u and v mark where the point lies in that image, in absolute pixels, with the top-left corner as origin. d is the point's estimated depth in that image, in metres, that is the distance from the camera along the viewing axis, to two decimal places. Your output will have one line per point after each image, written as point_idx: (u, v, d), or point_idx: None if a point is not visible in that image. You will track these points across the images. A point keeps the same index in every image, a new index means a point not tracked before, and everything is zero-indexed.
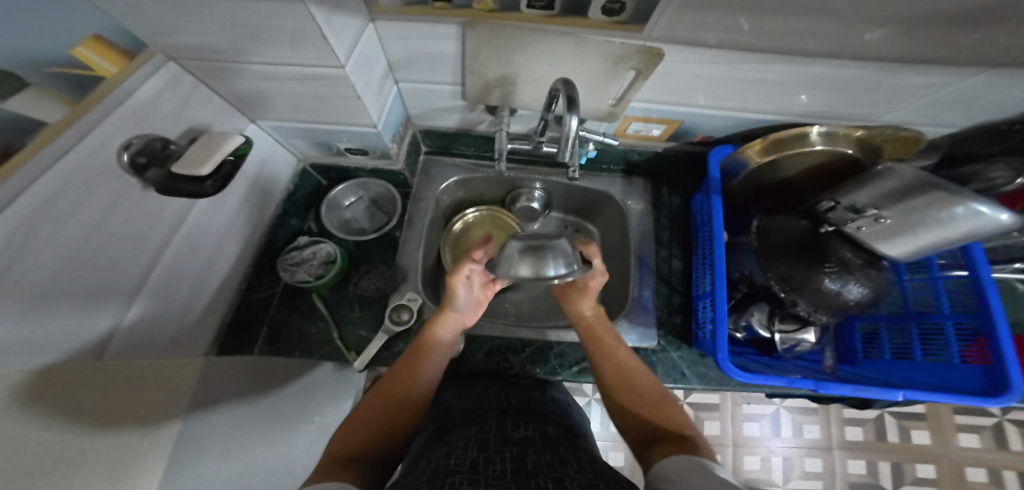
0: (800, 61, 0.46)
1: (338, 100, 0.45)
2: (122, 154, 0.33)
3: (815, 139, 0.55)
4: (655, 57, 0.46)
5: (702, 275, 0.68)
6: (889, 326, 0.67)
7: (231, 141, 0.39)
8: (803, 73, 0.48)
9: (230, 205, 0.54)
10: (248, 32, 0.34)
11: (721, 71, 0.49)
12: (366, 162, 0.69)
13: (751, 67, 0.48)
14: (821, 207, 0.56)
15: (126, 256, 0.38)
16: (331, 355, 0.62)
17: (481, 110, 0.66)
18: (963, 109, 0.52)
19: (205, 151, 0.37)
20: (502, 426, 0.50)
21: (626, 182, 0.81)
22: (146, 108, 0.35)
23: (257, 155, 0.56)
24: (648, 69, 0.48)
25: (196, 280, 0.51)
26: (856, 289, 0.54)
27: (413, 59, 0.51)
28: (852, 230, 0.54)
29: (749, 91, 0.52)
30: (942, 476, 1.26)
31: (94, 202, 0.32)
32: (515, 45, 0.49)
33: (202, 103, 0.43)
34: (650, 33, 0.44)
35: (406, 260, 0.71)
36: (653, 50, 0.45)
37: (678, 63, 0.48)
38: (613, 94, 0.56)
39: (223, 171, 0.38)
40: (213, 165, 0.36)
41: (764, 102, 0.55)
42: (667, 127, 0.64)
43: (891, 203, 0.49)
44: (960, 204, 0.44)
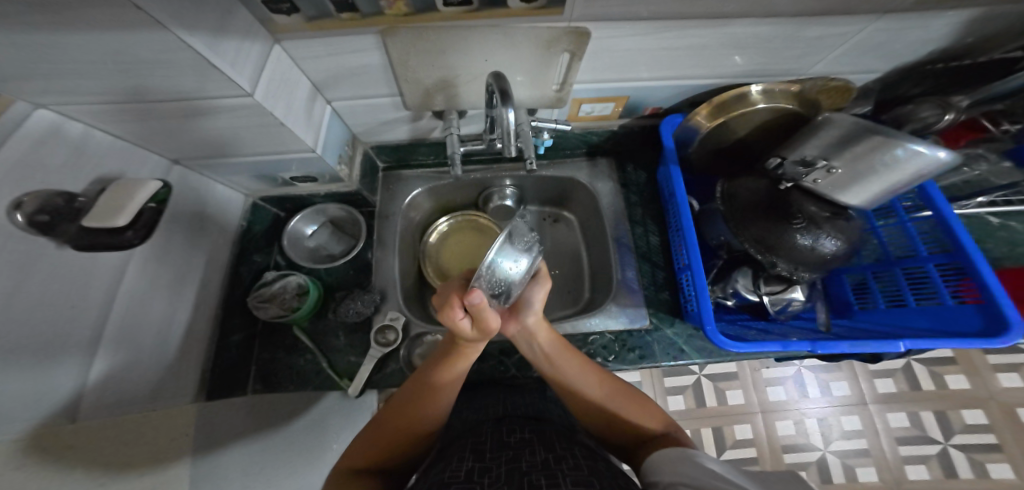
0: (717, 22, 0.44)
1: (264, 129, 0.44)
2: (14, 215, 0.31)
3: (757, 98, 0.54)
4: (583, 37, 0.45)
5: (679, 247, 0.67)
6: (876, 275, 0.66)
7: (147, 187, 0.38)
8: (723, 34, 0.47)
9: (177, 252, 0.52)
10: (148, 73, 0.33)
11: (649, 42, 0.47)
12: (318, 188, 0.67)
13: (675, 34, 0.46)
14: (771, 166, 0.56)
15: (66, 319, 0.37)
16: (323, 384, 0.61)
17: (429, 117, 0.65)
18: (902, 42, 0.51)
19: (118, 201, 0.36)
20: (497, 434, 0.48)
21: (591, 165, 0.79)
22: (30, 161, 0.34)
23: (195, 198, 0.55)
24: (580, 49, 0.47)
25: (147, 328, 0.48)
26: (830, 241, 0.52)
27: (337, 77, 0.50)
28: (811, 184, 0.53)
29: (684, 57, 0.51)
30: (994, 421, 1.23)
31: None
32: (438, 48, 0.47)
33: (101, 154, 0.41)
34: (571, 14, 0.42)
35: (382, 279, 0.70)
36: (579, 29, 0.44)
37: (606, 39, 0.46)
38: (555, 79, 0.54)
39: (144, 218, 0.37)
40: (130, 213, 0.35)
41: (700, 67, 0.54)
42: (616, 104, 0.63)
43: (838, 152, 0.50)
44: (899, 146, 0.44)
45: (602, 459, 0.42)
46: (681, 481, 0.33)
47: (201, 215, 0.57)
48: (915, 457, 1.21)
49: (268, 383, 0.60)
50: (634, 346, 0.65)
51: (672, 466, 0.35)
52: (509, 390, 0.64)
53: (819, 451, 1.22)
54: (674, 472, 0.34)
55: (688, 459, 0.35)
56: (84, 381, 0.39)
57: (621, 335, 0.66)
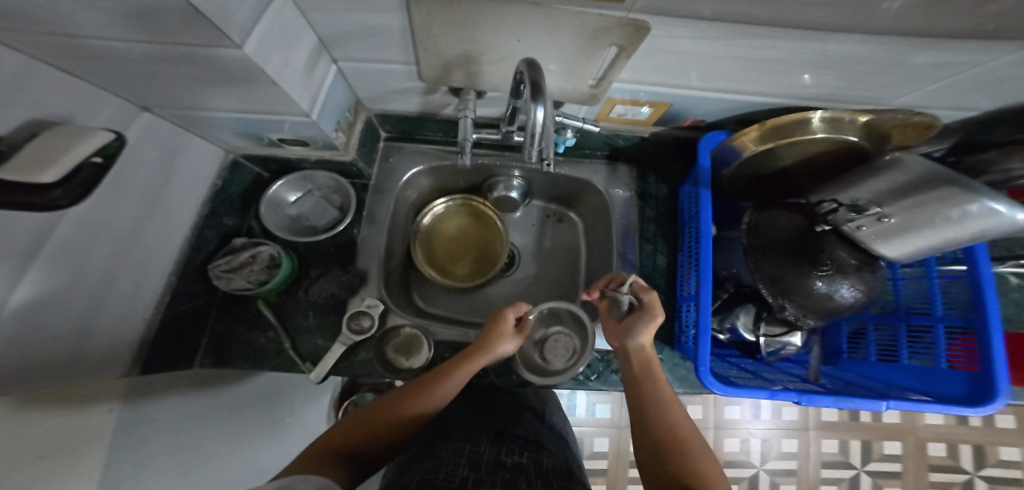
0: (807, 34, 0.38)
1: (254, 87, 0.38)
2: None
3: (818, 126, 0.47)
4: (640, 32, 0.38)
5: (687, 275, 0.64)
6: (878, 325, 0.65)
7: (95, 139, 0.30)
8: (812, 49, 0.41)
9: (139, 209, 0.45)
10: (120, 6, 0.26)
11: (716, 48, 0.41)
12: (309, 153, 0.60)
13: (750, 43, 0.40)
14: (821, 209, 0.51)
15: (2, 289, 0.31)
16: (282, 365, 0.57)
17: (443, 92, 0.59)
18: (994, 88, 0.46)
19: (47, 153, 0.27)
20: (497, 449, 0.43)
21: (610, 169, 0.74)
22: None
23: (164, 148, 0.48)
24: (632, 46, 0.40)
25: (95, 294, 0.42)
26: (848, 291, 0.51)
27: (347, 35, 0.43)
28: (851, 229, 0.50)
29: (746, 70, 0.46)
30: (905, 452, 1.29)
31: None
32: (472, 19, 0.41)
33: (61, 94, 0.35)
34: (633, 3, 0.34)
35: (366, 259, 0.65)
36: (637, 22, 0.36)
37: (666, 38, 0.40)
38: (593, 73, 0.47)
39: (82, 177, 0.28)
40: (61, 169, 0.26)
41: (764, 83, 0.49)
42: (654, 110, 0.57)
43: (894, 199, 0.45)
44: (975, 201, 0.39)
45: None
46: None
47: (169, 169, 0.49)
48: (832, 478, 1.29)
49: (220, 357, 0.57)
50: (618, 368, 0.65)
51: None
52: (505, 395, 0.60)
53: (753, 469, 1.28)
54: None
55: None
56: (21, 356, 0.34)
57: (606, 355, 0.66)
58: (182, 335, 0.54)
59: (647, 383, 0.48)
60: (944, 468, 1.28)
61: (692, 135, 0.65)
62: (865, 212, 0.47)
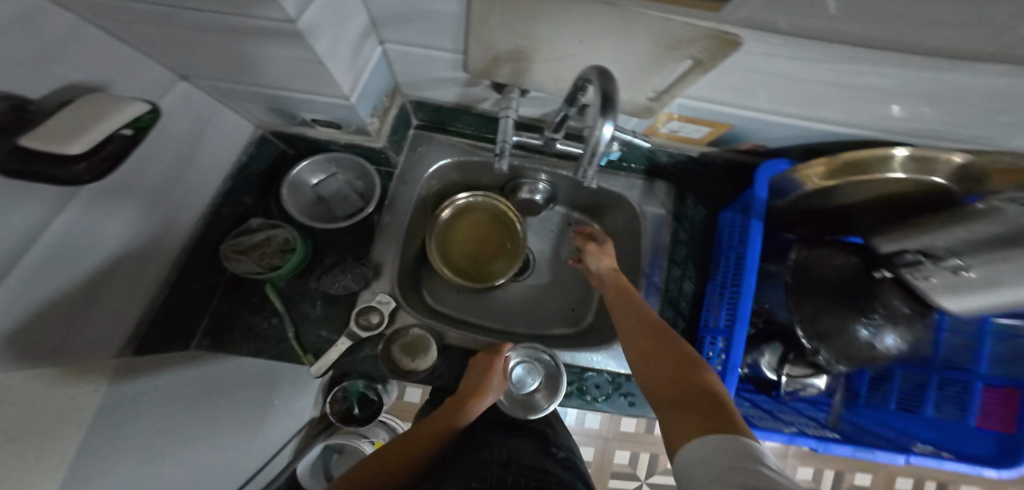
0: (918, 73, 0.34)
1: (297, 64, 0.35)
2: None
3: (899, 165, 0.43)
4: (727, 47, 0.31)
5: (715, 307, 0.61)
6: (904, 373, 0.60)
7: (126, 110, 0.27)
8: (925, 78, 0.34)
9: (160, 181, 0.42)
10: None
11: (814, 70, 0.35)
12: (340, 135, 0.58)
13: (854, 67, 0.34)
14: (903, 259, 0.48)
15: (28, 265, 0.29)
16: (284, 354, 0.55)
17: (485, 86, 0.56)
18: None
19: (79, 122, 0.24)
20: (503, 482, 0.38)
21: (646, 186, 0.70)
22: (37, 58, 0.26)
23: (192, 117, 0.45)
24: (712, 61, 0.34)
25: (113, 269, 0.40)
26: (893, 341, 0.49)
27: (401, 17, 0.40)
28: (915, 278, 0.48)
29: (831, 98, 0.41)
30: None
31: None
32: (536, 13, 0.37)
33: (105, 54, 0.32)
34: (729, 15, 0.30)
35: (382, 252, 0.62)
36: (728, 36, 0.31)
37: (754, 56, 0.35)
38: (655, 85, 0.43)
39: (110, 149, 0.26)
40: (92, 142, 0.24)
41: (845, 110, 0.43)
42: (712, 130, 0.53)
43: (973, 251, 0.41)
44: None
45: None
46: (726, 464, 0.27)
47: (197, 140, 0.46)
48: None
49: (218, 340, 0.55)
50: (627, 391, 0.63)
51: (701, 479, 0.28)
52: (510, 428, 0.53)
53: None
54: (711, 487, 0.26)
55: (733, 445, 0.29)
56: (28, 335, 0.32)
57: (618, 378, 0.63)
58: (186, 312, 0.52)
59: (628, 298, 0.54)
60: None
61: (754, 161, 0.62)
62: (942, 261, 0.44)
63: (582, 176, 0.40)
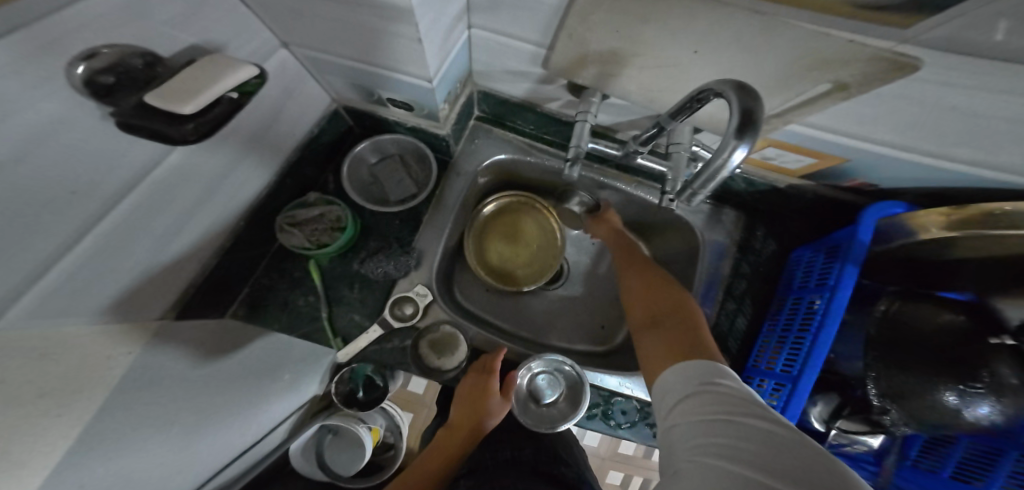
0: None
1: (392, 38, 0.33)
2: (77, 66, 0.22)
3: None
4: (900, 70, 0.27)
5: (769, 349, 0.56)
6: (977, 443, 0.51)
7: (239, 73, 0.26)
8: None
9: (231, 152, 0.41)
10: None
11: (1008, 108, 0.28)
12: (409, 117, 0.55)
13: None
14: None
15: (85, 220, 0.28)
16: (314, 334, 0.55)
17: (559, 85, 0.52)
18: None
19: (195, 81, 0.25)
20: None
21: (712, 212, 0.66)
22: (128, 8, 0.24)
23: (281, 88, 0.44)
24: (861, 86, 0.30)
25: (170, 237, 0.38)
26: (992, 414, 0.42)
27: (497, 2, 0.37)
28: None
29: (1007, 143, 0.32)
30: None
31: (36, 141, 0.21)
32: (650, 14, 0.33)
33: (213, 17, 0.31)
34: (916, 35, 0.24)
35: (426, 244, 0.59)
36: (904, 60, 0.26)
37: (925, 86, 0.28)
38: (769, 107, 0.37)
39: (217, 112, 0.26)
40: (204, 101, 0.24)
41: (1018, 156, 0.34)
42: (816, 162, 0.47)
43: None
44: None
45: None
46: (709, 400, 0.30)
47: (277, 113, 0.45)
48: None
49: (254, 312, 0.55)
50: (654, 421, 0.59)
51: (683, 430, 0.30)
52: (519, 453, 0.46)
53: None
54: (694, 436, 0.29)
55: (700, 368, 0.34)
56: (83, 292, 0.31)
57: (647, 406, 0.59)
58: (231, 280, 0.51)
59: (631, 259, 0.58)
60: None
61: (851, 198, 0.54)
62: None
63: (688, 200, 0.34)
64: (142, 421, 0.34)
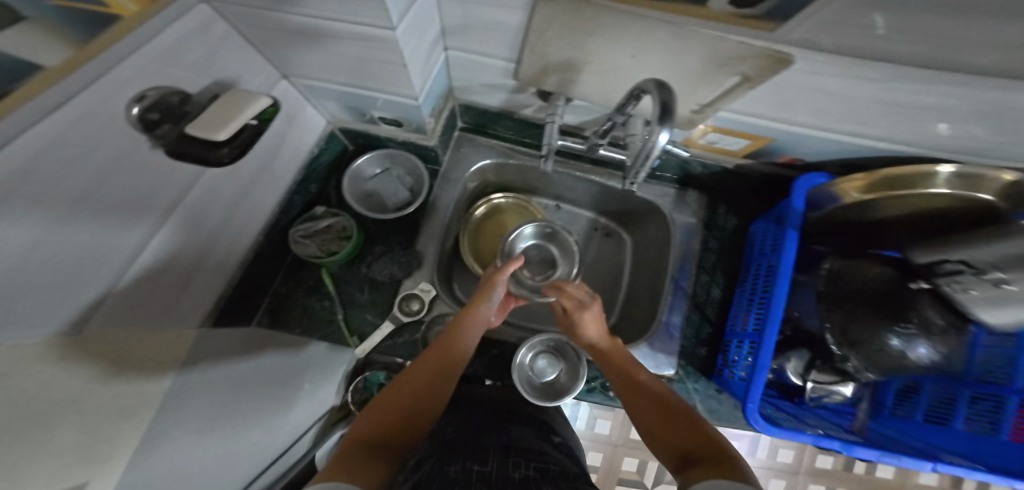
0: (976, 99, 0.35)
1: (376, 64, 0.40)
2: (132, 107, 0.28)
3: (944, 182, 0.44)
4: (779, 64, 0.34)
5: (742, 314, 0.63)
6: (934, 385, 0.59)
7: (256, 103, 0.32)
8: (984, 99, 0.34)
9: (248, 171, 0.47)
10: None
11: (868, 89, 0.37)
12: (397, 133, 0.62)
13: (905, 90, 0.36)
14: (942, 268, 0.48)
15: (127, 228, 0.33)
16: (333, 335, 0.61)
17: (531, 93, 0.59)
18: None
19: (225, 112, 0.30)
20: (503, 462, 0.38)
21: (677, 194, 0.73)
22: (165, 57, 0.30)
23: (285, 115, 0.50)
24: (759, 78, 0.37)
25: (206, 247, 0.45)
26: (926, 351, 0.50)
27: (468, 26, 0.44)
28: (955, 290, 0.48)
29: (884, 117, 0.41)
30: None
31: (91, 159, 0.26)
32: (592, 28, 0.40)
33: (228, 55, 0.38)
34: (784, 35, 0.32)
35: (425, 244, 0.66)
36: (780, 55, 0.33)
37: (805, 74, 0.37)
38: (701, 98, 0.44)
39: (244, 137, 0.31)
40: (231, 130, 0.30)
41: (891, 128, 0.43)
42: (749, 143, 0.54)
43: (1016, 267, 0.40)
44: None
45: None
46: None
47: (283, 135, 0.51)
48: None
49: (276, 319, 0.60)
50: None
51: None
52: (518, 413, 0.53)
53: None
54: None
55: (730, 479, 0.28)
56: (121, 295, 0.35)
57: None
58: (252, 292, 0.57)
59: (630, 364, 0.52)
60: None
61: (790, 174, 0.61)
62: (986, 274, 0.43)
63: (631, 176, 0.45)
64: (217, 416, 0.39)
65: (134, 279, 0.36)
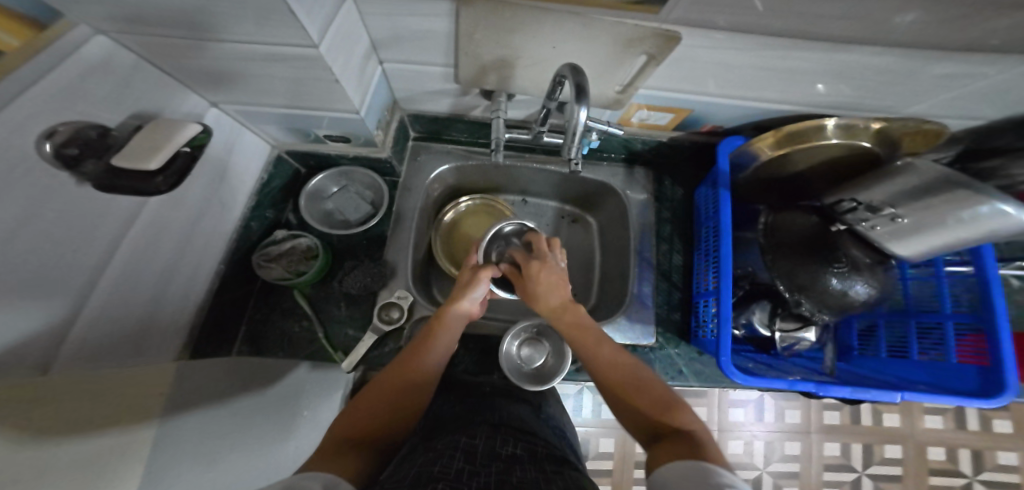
0: (829, 48, 0.42)
1: (313, 82, 0.42)
2: (43, 145, 0.28)
3: (831, 132, 0.52)
4: (671, 42, 0.41)
5: (704, 273, 0.66)
6: (889, 322, 0.65)
7: (186, 131, 0.34)
8: (834, 61, 0.44)
9: (196, 201, 0.48)
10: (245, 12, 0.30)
11: (743, 58, 0.45)
12: (348, 149, 0.63)
13: (774, 53, 0.43)
14: (841, 207, 0.55)
15: (73, 267, 0.33)
16: (316, 354, 0.61)
17: (475, 94, 0.61)
18: (978, 106, 0.51)
19: (153, 142, 0.32)
20: (491, 441, 0.41)
21: (627, 172, 0.77)
22: (73, 90, 0.30)
23: (226, 144, 0.51)
24: (661, 54, 0.43)
25: (165, 279, 0.45)
26: (863, 288, 0.53)
27: (399, 37, 0.46)
28: (866, 229, 0.54)
29: (768, 80, 0.49)
30: (908, 457, 1.22)
31: (14, 198, 0.26)
32: (515, 25, 0.43)
33: (143, 86, 0.38)
34: (667, 15, 0.38)
35: (395, 255, 0.67)
36: (669, 33, 0.40)
37: (691, 48, 0.43)
38: (620, 80, 0.51)
39: (178, 164, 0.33)
40: (163, 157, 0.31)
41: (779, 90, 0.52)
42: (674, 116, 0.61)
43: (908, 201, 0.47)
44: (984, 202, 0.40)
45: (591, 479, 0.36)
46: None
47: (227, 163, 0.52)
48: (833, 481, 1.21)
49: (257, 346, 0.60)
50: None
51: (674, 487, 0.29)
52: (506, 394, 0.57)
53: (756, 470, 1.19)
54: None
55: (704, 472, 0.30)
56: (77, 337, 0.34)
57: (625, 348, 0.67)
58: (226, 323, 0.57)
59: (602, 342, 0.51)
60: (946, 474, 1.21)
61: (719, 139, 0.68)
62: (881, 212, 0.51)
63: (568, 156, 0.49)
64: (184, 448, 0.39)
65: (94, 317, 0.37)
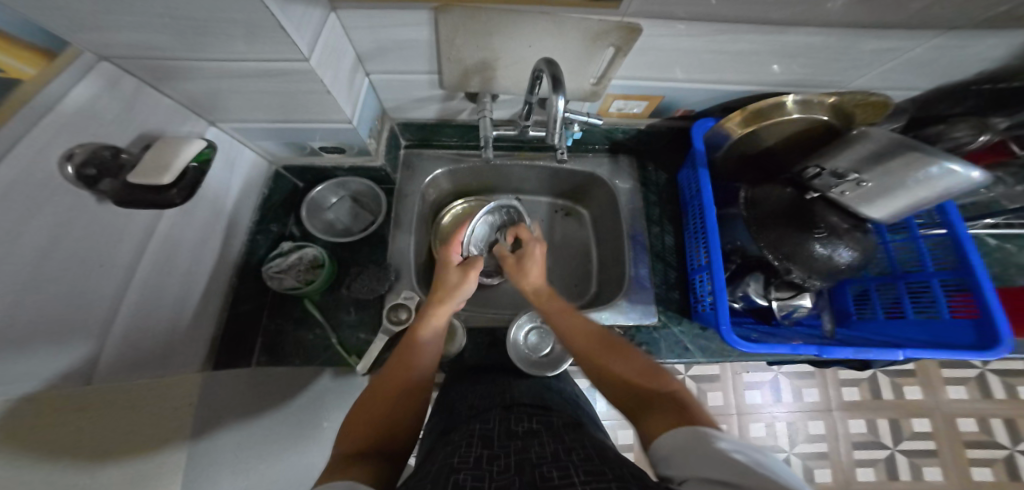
0: (772, 29, 0.47)
1: (306, 96, 0.45)
2: (65, 167, 0.31)
3: (791, 107, 0.57)
4: (633, 33, 0.45)
5: (695, 249, 0.68)
6: (879, 287, 0.66)
7: (191, 146, 0.38)
8: (778, 41, 0.49)
9: (204, 215, 0.50)
10: (239, 31, 0.34)
11: (700, 43, 0.49)
12: (343, 160, 0.66)
13: (727, 37, 0.48)
14: (807, 175, 0.58)
15: (97, 281, 0.35)
16: (330, 360, 0.61)
17: (461, 98, 0.64)
18: (924, 70, 0.55)
19: (163, 159, 0.36)
20: (505, 421, 0.43)
21: (612, 161, 0.80)
22: (84, 113, 0.33)
23: (225, 160, 0.53)
24: (627, 45, 0.47)
25: (183, 291, 0.48)
26: (846, 252, 0.55)
27: (383, 48, 0.49)
28: (836, 195, 0.56)
29: (729, 62, 0.54)
30: (937, 429, 1.22)
31: (43, 217, 0.29)
32: (492, 28, 0.46)
33: (149, 107, 0.41)
34: (626, 9, 0.42)
35: (398, 258, 0.69)
36: (631, 26, 0.44)
37: (656, 37, 0.47)
38: (593, 73, 0.54)
39: (188, 178, 0.37)
40: (174, 173, 0.36)
41: (739, 73, 0.56)
42: (648, 103, 0.65)
43: (871, 166, 0.51)
44: (935, 164, 0.46)
45: (613, 452, 0.37)
46: (701, 475, 0.26)
47: (228, 180, 0.54)
48: (865, 460, 1.21)
49: (275, 355, 0.60)
50: (641, 342, 0.67)
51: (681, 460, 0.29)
52: (513, 380, 0.59)
53: (784, 453, 1.19)
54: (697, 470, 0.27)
55: (698, 435, 0.30)
56: (102, 348, 0.36)
57: (629, 330, 0.68)
58: (243, 336, 0.58)
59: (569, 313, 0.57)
60: (977, 444, 1.21)
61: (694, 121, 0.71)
62: (846, 178, 0.53)
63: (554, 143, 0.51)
64: (202, 454, 0.40)
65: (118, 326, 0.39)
